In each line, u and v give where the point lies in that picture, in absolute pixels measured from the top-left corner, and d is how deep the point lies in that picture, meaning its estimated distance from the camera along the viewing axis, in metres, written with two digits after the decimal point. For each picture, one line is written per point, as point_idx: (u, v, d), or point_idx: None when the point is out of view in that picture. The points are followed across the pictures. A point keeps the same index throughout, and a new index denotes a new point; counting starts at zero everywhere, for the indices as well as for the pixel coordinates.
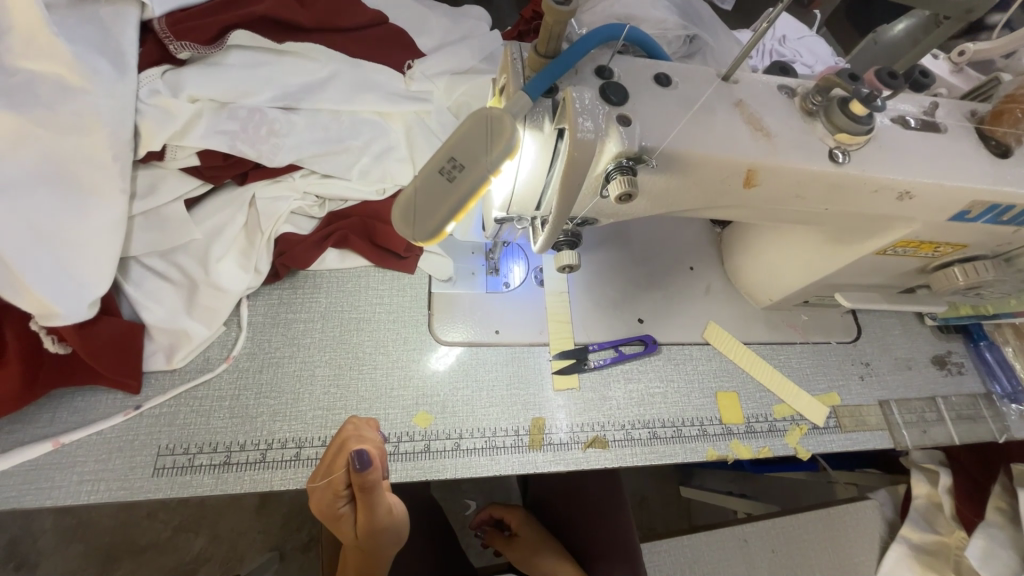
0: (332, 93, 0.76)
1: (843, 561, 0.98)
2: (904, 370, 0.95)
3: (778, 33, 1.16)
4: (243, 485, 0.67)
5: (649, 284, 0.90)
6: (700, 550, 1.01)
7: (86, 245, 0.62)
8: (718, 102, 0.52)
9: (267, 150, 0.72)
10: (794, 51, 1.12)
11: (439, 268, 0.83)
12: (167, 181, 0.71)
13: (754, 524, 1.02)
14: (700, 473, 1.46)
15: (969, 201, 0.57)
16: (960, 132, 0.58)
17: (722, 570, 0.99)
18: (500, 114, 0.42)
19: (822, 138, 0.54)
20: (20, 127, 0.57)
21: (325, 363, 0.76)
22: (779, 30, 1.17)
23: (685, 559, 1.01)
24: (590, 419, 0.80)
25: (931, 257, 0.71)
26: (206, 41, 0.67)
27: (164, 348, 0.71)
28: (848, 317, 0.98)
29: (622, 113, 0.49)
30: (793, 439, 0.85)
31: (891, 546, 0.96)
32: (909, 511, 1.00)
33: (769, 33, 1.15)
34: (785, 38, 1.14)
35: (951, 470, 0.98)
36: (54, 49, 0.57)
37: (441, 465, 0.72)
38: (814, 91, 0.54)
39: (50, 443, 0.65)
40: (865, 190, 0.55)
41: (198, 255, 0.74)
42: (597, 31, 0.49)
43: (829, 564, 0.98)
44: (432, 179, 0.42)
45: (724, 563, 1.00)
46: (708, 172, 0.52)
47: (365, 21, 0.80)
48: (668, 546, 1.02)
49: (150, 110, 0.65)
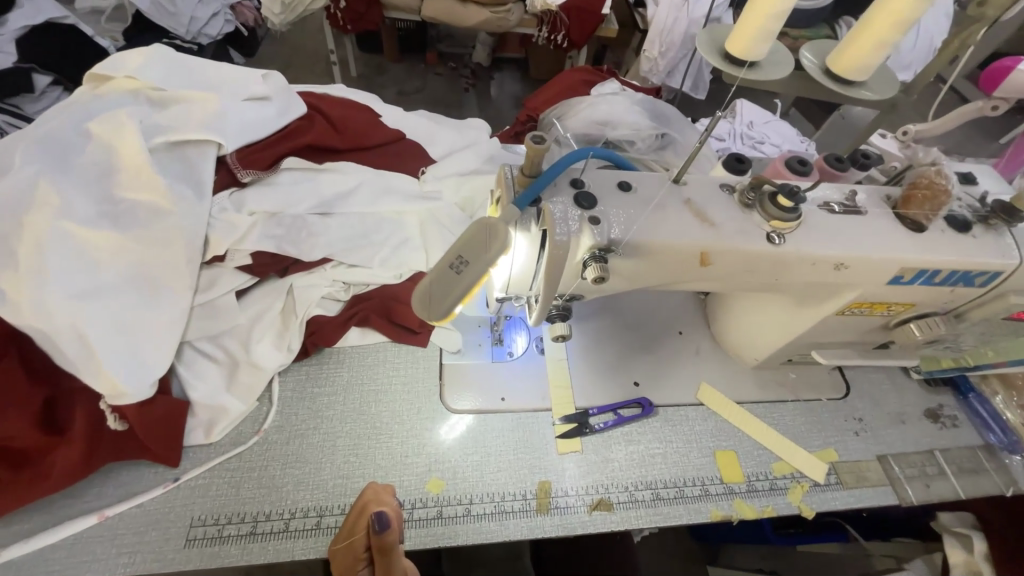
0: (358, 200, 0.94)
1: None
2: (898, 424, 0.99)
3: (746, 120, 1.46)
4: (267, 555, 0.71)
5: (641, 350, 0.98)
6: None
7: (155, 334, 0.72)
8: (670, 200, 0.64)
9: (305, 248, 0.86)
10: (761, 134, 1.42)
11: (449, 341, 0.92)
12: (224, 276, 0.83)
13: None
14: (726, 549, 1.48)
15: (899, 268, 0.68)
16: (880, 213, 0.70)
17: None
18: (496, 222, 0.54)
19: (759, 225, 0.65)
20: (123, 243, 0.72)
21: (346, 433, 0.82)
22: (747, 117, 1.48)
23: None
24: (595, 481, 0.84)
25: (890, 316, 0.80)
26: (265, 167, 0.87)
27: (203, 423, 0.79)
28: (836, 374, 1.03)
29: (593, 215, 0.59)
30: (796, 497, 0.88)
31: None
32: None
33: (738, 121, 1.46)
34: (752, 124, 1.45)
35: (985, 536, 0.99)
36: (153, 182, 0.74)
37: (453, 531, 0.76)
38: (748, 189, 0.66)
39: (95, 516, 0.70)
40: (805, 264, 0.66)
41: (240, 338, 0.84)
42: (568, 156, 0.59)
43: None
44: (444, 273, 0.53)
45: None
46: (669, 256, 0.63)
47: (387, 139, 1.03)
48: None
49: (219, 225, 0.80)
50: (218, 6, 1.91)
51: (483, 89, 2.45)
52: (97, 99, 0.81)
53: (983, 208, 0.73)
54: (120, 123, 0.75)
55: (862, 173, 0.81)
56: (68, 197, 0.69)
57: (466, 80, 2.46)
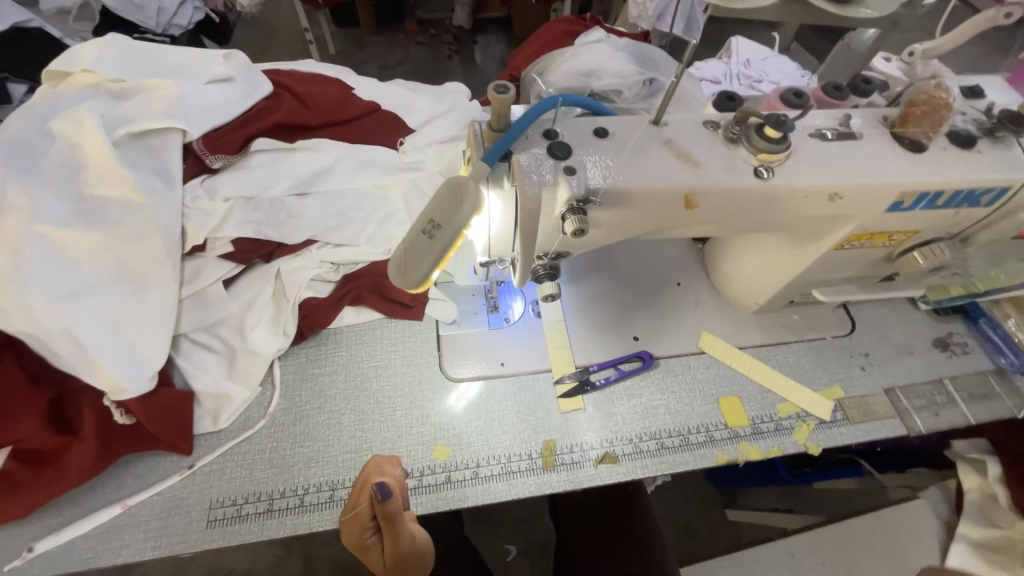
0: (337, 176, 0.92)
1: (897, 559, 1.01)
2: (905, 356, 0.98)
3: (743, 58, 1.39)
4: (286, 529, 0.74)
5: (639, 304, 0.97)
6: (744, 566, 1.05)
7: (146, 329, 0.72)
8: (650, 142, 0.61)
9: (287, 231, 0.86)
10: (759, 72, 1.35)
11: (444, 312, 0.92)
12: (209, 267, 0.83)
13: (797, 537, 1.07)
14: (744, 492, 1.51)
15: (898, 193, 0.64)
16: (876, 135, 0.66)
17: None
18: (465, 180, 0.52)
19: (746, 159, 0.61)
20: (101, 241, 0.71)
21: (350, 410, 0.84)
22: (743, 54, 1.40)
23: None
24: (599, 436, 0.85)
25: (891, 246, 0.78)
26: (234, 151, 0.86)
27: (210, 412, 0.80)
28: (840, 311, 1.01)
29: (568, 165, 0.57)
30: (802, 435, 0.88)
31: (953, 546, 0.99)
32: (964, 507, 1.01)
33: (735, 59, 1.38)
34: (750, 62, 1.37)
35: (1000, 458, 1.00)
36: (121, 176, 0.73)
37: (462, 494, 0.78)
38: (733, 122, 0.62)
39: (118, 505, 0.73)
40: (797, 198, 0.63)
41: (235, 327, 0.84)
42: (535, 108, 0.56)
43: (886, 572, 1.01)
44: (418, 239, 0.52)
45: None
46: (652, 201, 0.60)
47: (361, 111, 1.00)
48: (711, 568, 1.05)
49: (194, 214, 0.80)
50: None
51: (468, 54, 2.35)
52: (56, 97, 0.79)
53: (989, 120, 0.68)
54: (79, 118, 0.73)
55: (863, 100, 0.76)
56: (38, 198, 0.68)
57: (448, 46, 2.36)
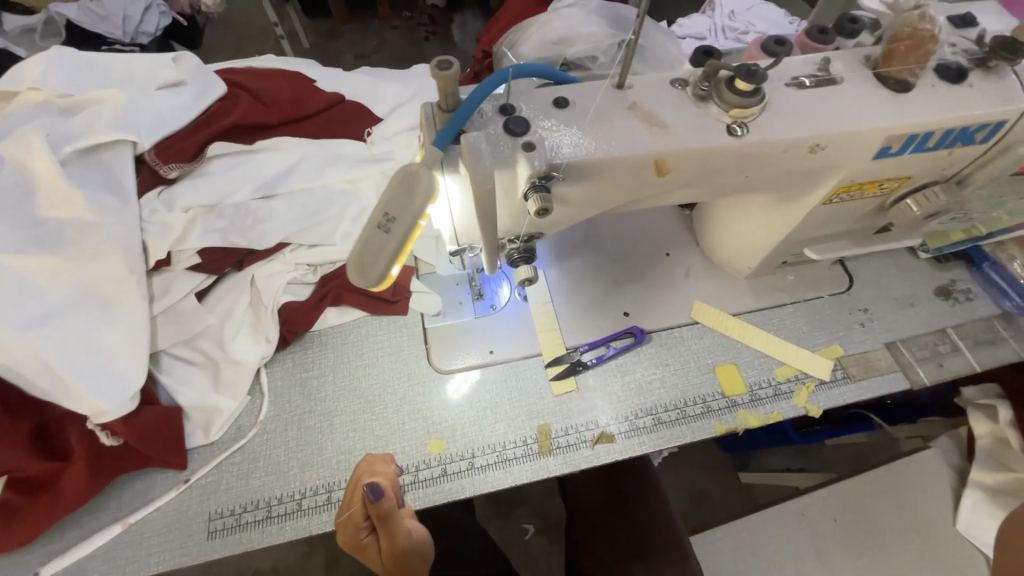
0: (302, 176, 0.90)
1: (909, 510, 1.01)
2: (906, 308, 0.94)
3: (726, 9, 1.31)
4: (287, 534, 0.74)
5: (628, 278, 0.94)
6: (758, 532, 1.03)
7: (118, 348, 0.72)
8: (613, 108, 0.57)
9: (255, 236, 0.84)
10: (745, 23, 1.28)
11: (428, 304, 0.90)
12: (178, 280, 0.82)
13: (807, 497, 1.06)
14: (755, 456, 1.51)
15: (885, 139, 0.61)
16: (857, 79, 0.62)
17: (788, 550, 1.01)
18: (417, 168, 0.49)
19: (718, 117, 0.58)
20: (61, 265, 0.70)
21: (341, 411, 0.83)
22: (727, 6, 1.32)
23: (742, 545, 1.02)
24: (594, 416, 0.84)
25: (884, 195, 0.74)
26: (188, 158, 0.83)
27: (201, 425, 0.80)
28: (837, 268, 0.98)
29: (526, 141, 0.54)
30: (802, 398, 0.86)
31: (967, 494, 0.98)
32: (975, 453, 0.99)
33: (718, 11, 1.31)
34: (734, 13, 1.30)
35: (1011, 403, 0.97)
36: (70, 196, 0.71)
37: (458, 485, 0.78)
38: (702, 78, 0.59)
39: (119, 524, 0.74)
40: (776, 153, 0.59)
41: (215, 338, 0.83)
42: (484, 85, 0.52)
43: (898, 524, 1.01)
44: (373, 234, 0.48)
45: (792, 544, 1.02)
46: (621, 171, 0.57)
47: (323, 104, 0.96)
48: (726, 534, 1.04)
49: (153, 228, 0.78)
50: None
51: (445, 34, 2.26)
52: (2, 119, 0.77)
53: (981, 50, 0.64)
54: (24, 140, 0.72)
55: (851, 42, 0.70)
56: None
57: (424, 28, 2.28)
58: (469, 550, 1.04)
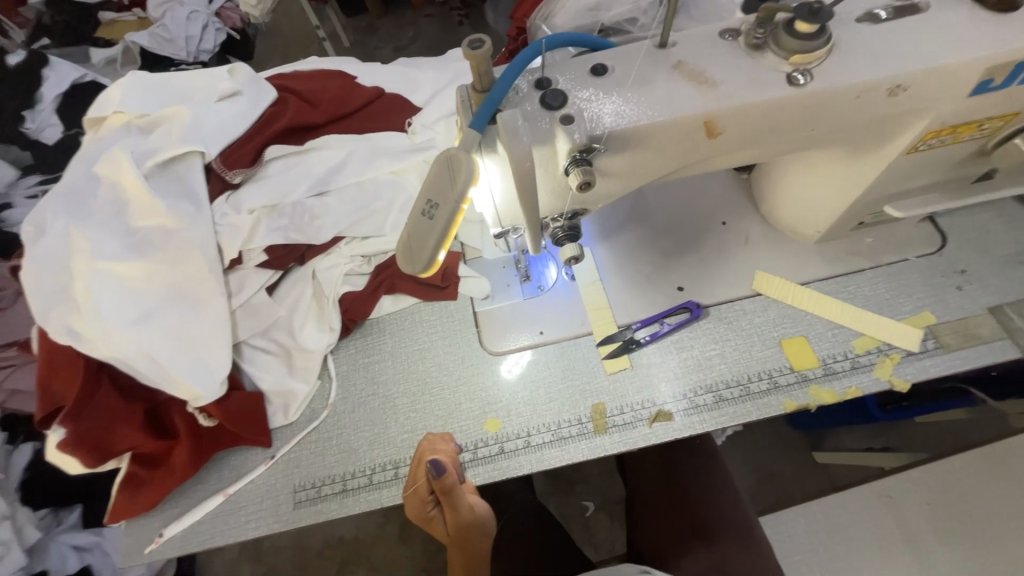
0: (352, 171, 0.94)
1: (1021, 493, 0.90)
2: (1014, 267, 0.83)
3: None
4: (361, 506, 0.80)
5: (680, 251, 0.90)
6: (838, 513, 0.97)
7: (207, 340, 0.80)
8: (656, 70, 0.54)
9: (313, 232, 0.89)
10: None
11: (477, 288, 0.91)
12: (249, 277, 0.89)
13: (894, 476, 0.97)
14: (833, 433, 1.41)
15: (985, 70, 0.52)
16: (947, 3, 0.54)
17: (874, 533, 0.94)
18: (456, 151, 0.49)
19: (777, 66, 0.53)
20: (154, 268, 0.79)
21: (402, 393, 0.87)
22: None
23: (820, 526, 0.96)
24: (651, 394, 0.82)
25: (984, 136, 0.64)
26: (249, 163, 0.90)
27: (280, 407, 0.88)
28: (925, 225, 0.87)
29: (564, 114, 0.52)
30: (886, 371, 0.78)
31: None
32: None
33: None
34: None
35: None
36: (156, 206, 0.80)
37: (516, 463, 0.79)
38: (756, 25, 0.53)
39: (221, 494, 0.83)
40: (847, 100, 0.53)
41: (286, 328, 0.90)
42: (517, 59, 0.51)
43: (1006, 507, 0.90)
44: (419, 221, 0.50)
45: (878, 527, 0.94)
46: (667, 137, 0.54)
47: (365, 100, 1.00)
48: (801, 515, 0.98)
49: (225, 230, 0.86)
50: (206, 16, 1.83)
51: (478, 16, 2.25)
52: (96, 143, 0.87)
53: None
54: (115, 159, 0.81)
55: None
56: (95, 238, 0.77)
57: (458, 12, 2.28)
58: (531, 525, 1.07)
